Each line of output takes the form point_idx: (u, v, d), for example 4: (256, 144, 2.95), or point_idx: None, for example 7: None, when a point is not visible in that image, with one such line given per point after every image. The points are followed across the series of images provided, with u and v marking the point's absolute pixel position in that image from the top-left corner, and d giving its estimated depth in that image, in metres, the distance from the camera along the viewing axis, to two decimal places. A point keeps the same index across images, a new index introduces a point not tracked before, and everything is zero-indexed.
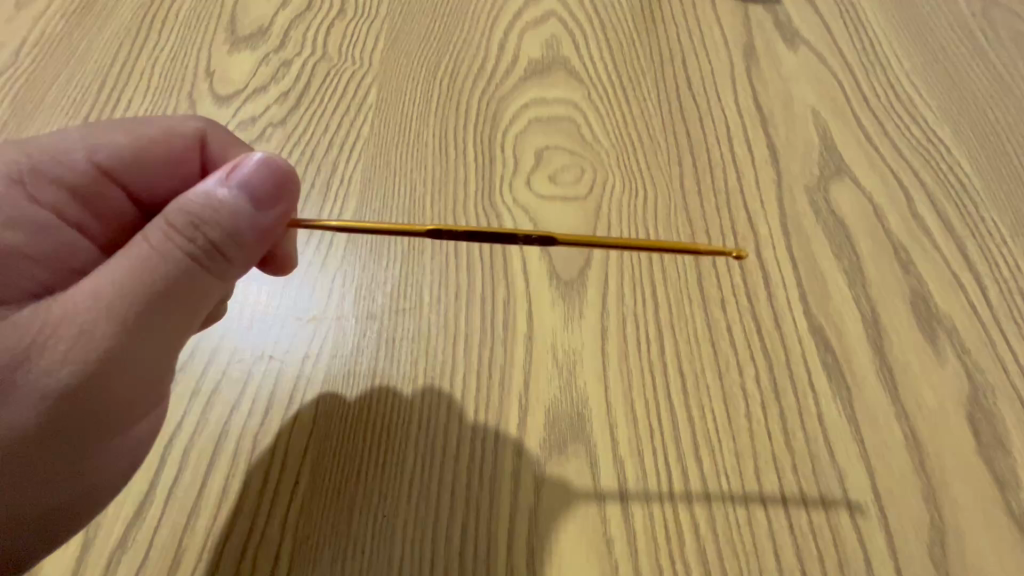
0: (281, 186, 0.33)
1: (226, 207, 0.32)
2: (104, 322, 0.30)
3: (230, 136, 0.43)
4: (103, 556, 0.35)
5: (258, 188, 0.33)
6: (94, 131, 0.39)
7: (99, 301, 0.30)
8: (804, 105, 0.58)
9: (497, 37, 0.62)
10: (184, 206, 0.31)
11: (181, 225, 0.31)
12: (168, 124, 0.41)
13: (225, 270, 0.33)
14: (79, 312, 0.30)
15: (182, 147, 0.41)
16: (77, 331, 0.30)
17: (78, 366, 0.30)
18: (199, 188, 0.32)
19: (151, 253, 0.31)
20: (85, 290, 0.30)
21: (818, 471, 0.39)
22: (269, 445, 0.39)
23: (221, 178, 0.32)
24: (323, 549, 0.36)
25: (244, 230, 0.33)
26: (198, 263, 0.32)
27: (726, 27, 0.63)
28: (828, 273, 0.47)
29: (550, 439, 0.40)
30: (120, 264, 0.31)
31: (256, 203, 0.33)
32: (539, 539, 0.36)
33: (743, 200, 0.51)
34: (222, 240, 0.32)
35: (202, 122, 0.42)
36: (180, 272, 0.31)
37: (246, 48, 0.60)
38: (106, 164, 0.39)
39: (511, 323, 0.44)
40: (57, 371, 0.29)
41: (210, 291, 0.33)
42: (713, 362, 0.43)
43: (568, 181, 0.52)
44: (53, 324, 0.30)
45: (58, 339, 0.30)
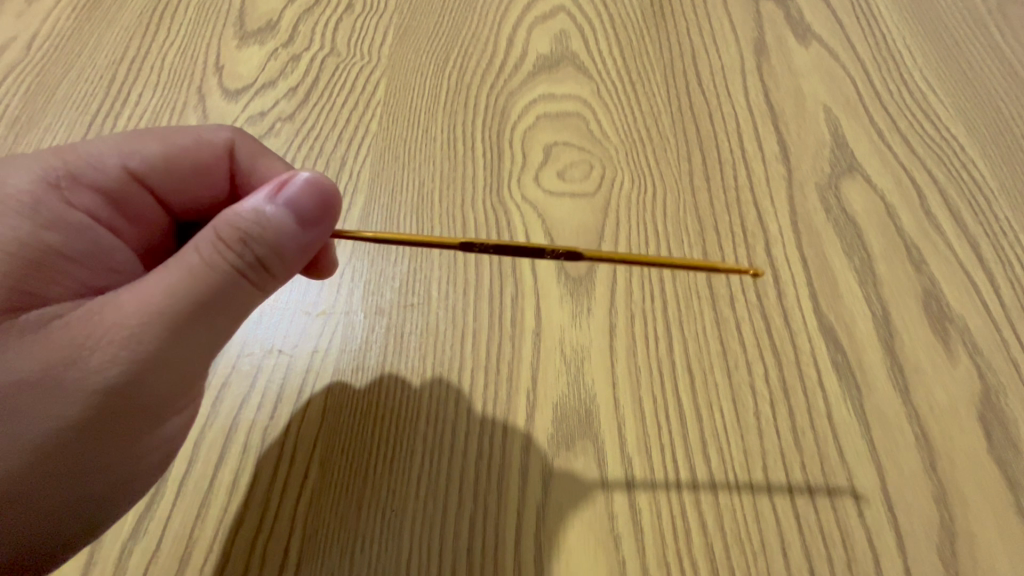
0: (326, 206, 0.34)
1: (273, 225, 0.32)
2: (151, 329, 0.30)
3: (257, 144, 0.44)
4: (115, 547, 0.36)
5: (304, 207, 0.33)
6: (128, 139, 0.39)
7: (147, 309, 0.30)
8: (815, 101, 0.57)
9: (506, 32, 0.62)
10: (231, 221, 0.32)
11: (229, 240, 0.31)
12: (199, 134, 0.42)
13: (267, 282, 0.33)
14: (129, 318, 0.30)
15: (210, 154, 0.42)
16: (125, 336, 0.30)
17: (125, 369, 0.30)
18: (247, 203, 0.32)
19: (200, 265, 0.31)
20: (133, 297, 0.31)
21: (827, 470, 0.39)
22: (278, 438, 0.39)
23: (268, 195, 0.32)
24: (332, 542, 0.36)
25: (290, 247, 0.33)
26: (244, 278, 0.32)
27: (736, 21, 0.63)
28: (838, 271, 0.47)
29: (558, 435, 0.40)
30: (169, 275, 0.31)
31: (302, 222, 0.33)
32: (547, 535, 0.36)
33: (753, 196, 0.51)
34: (267, 256, 0.32)
35: (230, 131, 0.43)
36: (226, 285, 0.32)
37: (255, 43, 0.60)
38: (137, 169, 0.39)
39: (520, 319, 0.44)
40: (105, 373, 0.30)
41: (252, 302, 0.34)
42: (721, 359, 0.42)
43: (577, 177, 0.52)
44: (102, 329, 0.30)
45: (106, 343, 0.30)
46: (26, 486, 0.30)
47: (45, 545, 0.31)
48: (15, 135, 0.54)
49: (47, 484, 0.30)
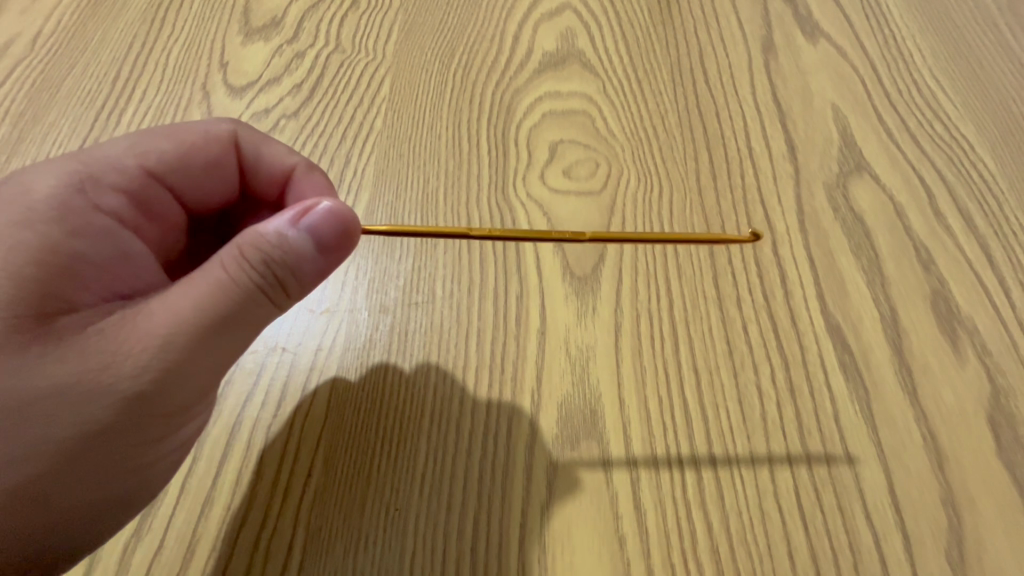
0: (346, 233, 0.34)
1: (295, 249, 0.33)
2: (178, 339, 0.31)
3: (260, 133, 0.43)
4: (119, 544, 0.36)
5: (325, 234, 0.33)
6: (139, 139, 0.39)
7: (174, 320, 0.31)
8: (823, 100, 0.57)
9: (511, 29, 0.61)
10: (256, 241, 0.32)
11: (252, 260, 0.32)
12: (203, 128, 0.41)
13: (286, 299, 0.34)
14: (158, 328, 0.31)
15: (219, 148, 0.41)
16: (154, 345, 0.31)
17: (155, 375, 0.31)
18: (271, 226, 0.32)
19: (222, 282, 0.32)
20: (162, 307, 0.32)
21: (834, 472, 0.39)
22: (282, 437, 0.39)
23: (292, 220, 0.33)
24: (335, 541, 0.36)
25: (309, 270, 0.34)
26: (265, 296, 0.33)
27: (743, 19, 0.62)
28: (846, 271, 0.46)
29: (563, 434, 0.39)
30: (194, 287, 0.32)
31: (322, 248, 0.33)
32: (551, 536, 0.36)
33: (760, 196, 0.50)
34: (286, 278, 0.33)
35: (231, 122, 0.43)
36: (248, 302, 0.32)
37: (260, 39, 0.60)
38: (155, 169, 0.39)
39: (525, 318, 0.43)
40: (135, 380, 0.31)
41: (272, 317, 0.35)
42: (728, 359, 0.42)
43: (583, 175, 0.51)
44: (132, 337, 0.31)
45: (136, 351, 0.31)
46: (36, 480, 0.30)
47: (52, 540, 0.32)
48: (20, 131, 0.54)
49: (54, 479, 0.31)
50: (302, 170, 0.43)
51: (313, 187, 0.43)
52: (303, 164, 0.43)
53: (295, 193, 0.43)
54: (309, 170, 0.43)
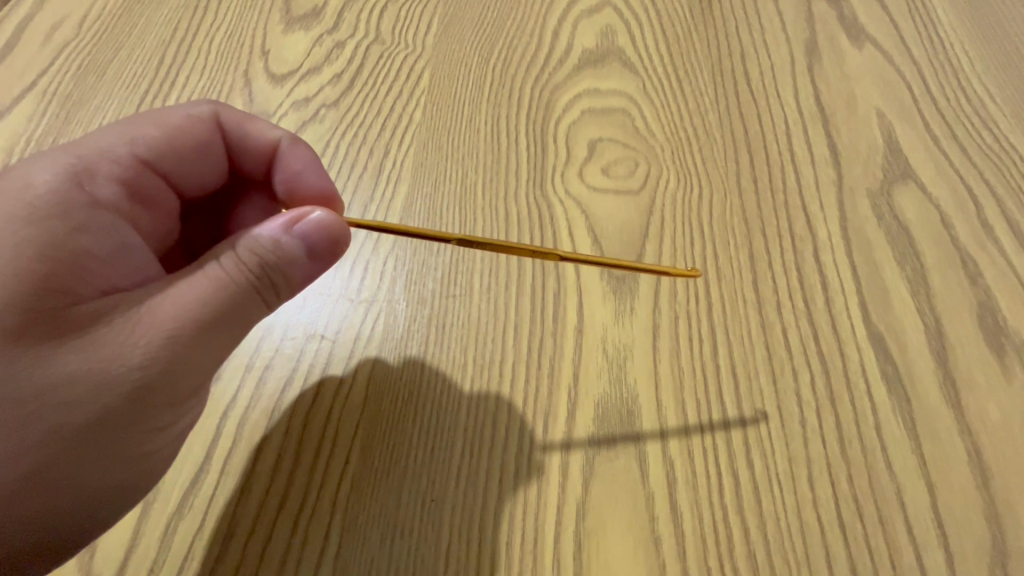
0: (335, 242, 0.36)
1: (287, 254, 0.35)
2: (186, 331, 0.32)
3: (241, 112, 0.44)
4: (161, 521, 0.36)
5: (315, 242, 0.35)
6: (127, 128, 0.40)
7: (178, 314, 0.32)
8: (867, 105, 0.56)
9: (551, 25, 0.61)
10: (252, 245, 0.34)
11: (247, 262, 0.34)
12: (185, 112, 0.42)
13: (279, 299, 0.36)
14: (165, 322, 0.32)
15: (204, 130, 0.42)
16: (162, 337, 0.32)
17: (164, 365, 0.32)
18: (265, 230, 0.34)
19: (218, 281, 0.33)
20: (164, 301, 0.33)
21: (875, 483, 0.38)
22: (321, 424, 0.39)
23: (285, 227, 0.35)
24: (373, 529, 0.36)
25: (300, 274, 0.35)
26: (259, 296, 0.35)
27: (787, 21, 0.61)
28: (890, 280, 0.46)
29: (600, 432, 0.39)
30: (193, 285, 0.33)
31: (313, 255, 0.35)
32: (587, 534, 0.36)
33: (801, 200, 0.50)
34: (278, 279, 0.35)
35: (211, 105, 0.43)
36: (243, 301, 0.34)
37: (301, 28, 0.61)
38: (146, 156, 0.40)
39: (562, 314, 0.43)
40: (144, 369, 0.32)
41: (268, 313, 0.36)
42: (767, 365, 0.42)
43: (621, 174, 0.51)
44: (140, 329, 0.32)
45: (143, 342, 0.32)
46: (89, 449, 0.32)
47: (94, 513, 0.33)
48: (66, 112, 0.55)
49: (110, 448, 0.32)
50: (287, 143, 0.43)
51: (299, 160, 0.43)
52: (287, 136, 0.43)
53: (281, 166, 0.44)
54: (293, 142, 0.43)
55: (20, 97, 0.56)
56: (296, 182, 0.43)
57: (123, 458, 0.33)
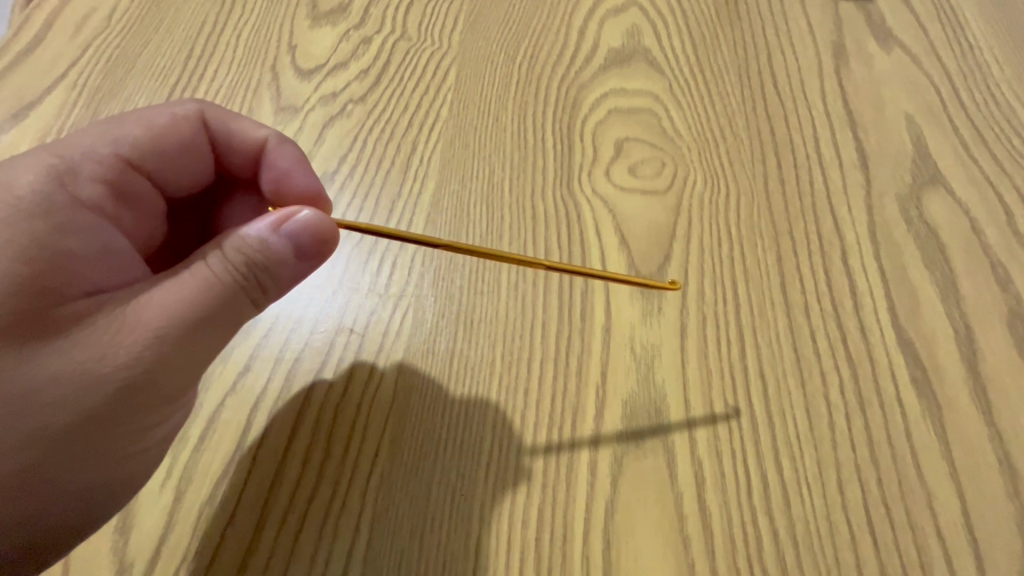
0: (323, 240, 0.36)
1: (274, 253, 0.35)
2: (173, 331, 0.33)
3: (226, 110, 0.44)
4: (193, 509, 0.37)
5: (302, 242, 0.35)
6: (111, 127, 0.40)
7: (166, 314, 0.33)
8: (895, 109, 0.55)
9: (577, 24, 0.61)
10: (239, 244, 0.34)
11: (235, 262, 0.34)
12: (169, 111, 0.42)
13: (268, 299, 0.36)
14: (153, 322, 0.32)
15: (189, 128, 0.42)
16: (149, 337, 0.32)
17: (153, 364, 0.33)
18: (252, 230, 0.34)
19: (205, 281, 0.33)
20: (150, 301, 0.33)
21: (905, 488, 0.38)
22: (350, 417, 0.40)
23: (272, 226, 0.35)
24: (402, 523, 0.36)
25: (288, 273, 0.36)
26: (247, 295, 0.35)
27: (814, 24, 0.61)
28: (919, 285, 0.45)
29: (628, 431, 0.39)
30: (180, 284, 0.33)
31: (301, 254, 0.35)
32: (616, 533, 0.36)
33: (828, 203, 0.49)
34: (266, 279, 0.35)
35: (197, 104, 0.43)
36: (231, 300, 0.34)
37: (327, 24, 0.61)
38: (130, 155, 0.40)
39: (589, 313, 0.43)
40: (132, 369, 0.32)
41: (257, 313, 0.36)
42: (795, 368, 0.42)
43: (648, 174, 0.51)
44: (127, 328, 0.32)
45: (130, 341, 0.32)
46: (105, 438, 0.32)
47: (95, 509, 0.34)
48: (96, 104, 0.56)
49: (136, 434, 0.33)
50: (274, 141, 0.44)
51: (286, 158, 0.44)
52: (274, 135, 0.44)
53: (268, 163, 0.44)
54: (280, 141, 0.44)
55: (50, 89, 0.57)
56: (284, 180, 0.44)
57: (124, 447, 0.34)
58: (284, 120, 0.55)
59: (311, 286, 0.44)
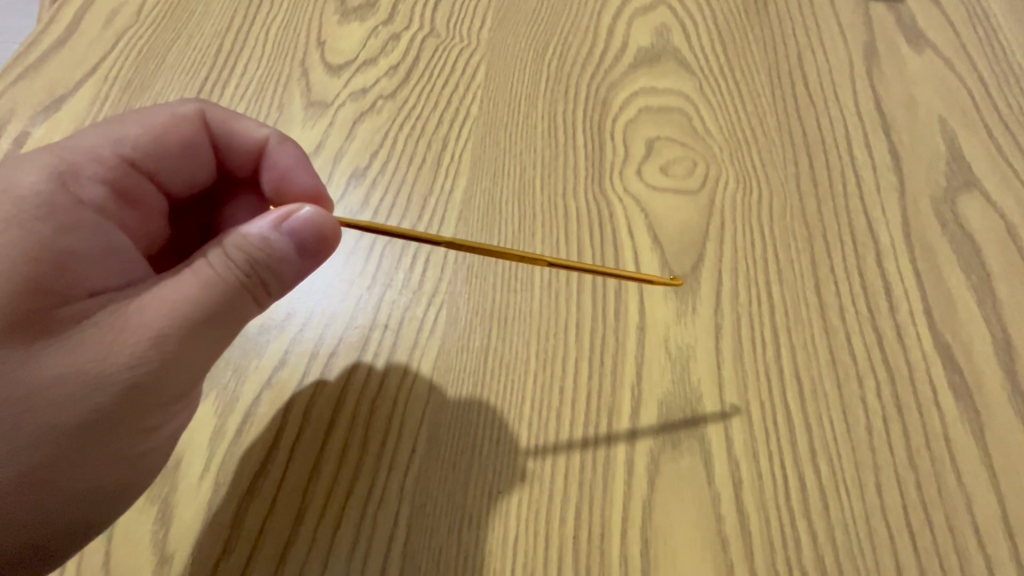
0: (324, 238, 0.36)
1: (276, 251, 0.35)
2: (174, 331, 0.33)
3: (227, 110, 0.44)
4: (232, 502, 0.37)
5: (304, 239, 0.35)
6: (112, 127, 0.41)
7: (167, 313, 0.33)
8: (928, 111, 0.55)
9: (606, 22, 0.61)
10: (240, 242, 0.34)
11: (236, 260, 0.34)
12: (170, 110, 0.42)
13: (271, 297, 0.36)
14: (154, 321, 0.33)
15: (190, 128, 0.43)
16: (150, 337, 0.32)
17: (155, 363, 0.33)
18: (253, 228, 0.34)
19: (208, 280, 0.34)
20: (152, 300, 0.33)
21: (944, 492, 0.38)
22: (387, 411, 0.40)
23: (273, 224, 0.35)
24: (440, 518, 0.36)
25: (290, 272, 0.35)
26: (249, 294, 0.35)
27: (844, 24, 0.61)
28: (955, 289, 0.45)
29: (664, 431, 0.39)
30: (183, 283, 0.34)
31: (302, 252, 0.35)
32: (654, 533, 0.36)
33: (862, 205, 0.49)
34: (268, 278, 0.35)
35: (198, 103, 0.44)
36: (233, 299, 0.34)
37: (356, 19, 0.61)
38: (132, 155, 0.41)
39: (623, 312, 0.43)
40: (135, 368, 0.32)
41: (260, 311, 0.36)
42: (832, 370, 0.41)
43: (680, 174, 0.51)
44: (128, 328, 0.33)
45: (131, 342, 0.32)
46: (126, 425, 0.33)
47: (97, 508, 0.34)
48: (128, 97, 0.56)
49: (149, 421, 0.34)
50: (275, 141, 0.44)
51: (287, 158, 0.44)
52: (275, 135, 0.44)
53: (269, 163, 0.44)
54: (281, 141, 0.44)
55: (81, 81, 0.57)
56: (285, 179, 0.44)
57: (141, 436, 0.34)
58: (315, 116, 0.55)
59: (346, 282, 0.44)
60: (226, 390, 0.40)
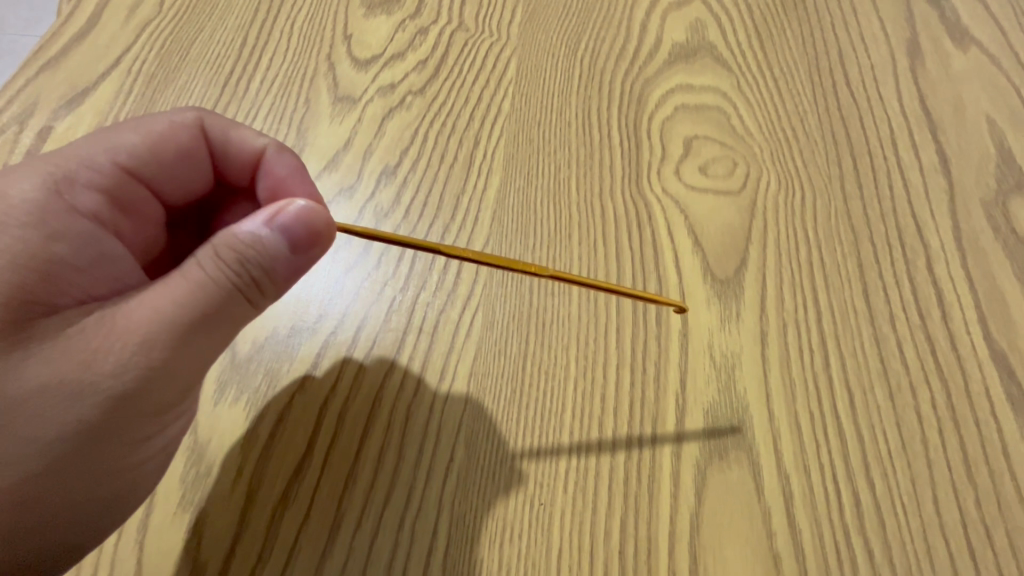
0: (318, 234, 0.33)
1: (267, 249, 0.33)
2: (163, 335, 0.31)
3: (226, 118, 0.43)
4: (264, 514, 0.36)
5: (297, 236, 0.33)
6: (108, 135, 0.39)
7: (157, 318, 0.31)
8: (976, 110, 0.53)
9: (639, 17, 0.59)
10: (230, 241, 0.32)
11: (225, 260, 0.32)
12: (168, 118, 0.41)
13: (266, 297, 0.34)
14: (143, 326, 0.31)
15: (187, 136, 0.41)
16: (138, 342, 0.31)
17: (141, 371, 0.31)
18: (244, 227, 0.32)
19: (197, 282, 0.32)
20: (140, 304, 0.32)
21: (1005, 508, 0.36)
22: (424, 419, 0.38)
23: (264, 221, 0.33)
24: (481, 531, 0.35)
25: (284, 270, 0.34)
26: (242, 295, 0.33)
27: (886, 20, 0.59)
28: (1011, 296, 0.43)
29: (710, 442, 0.38)
30: (171, 286, 0.32)
31: (296, 249, 0.33)
32: (703, 548, 0.35)
33: (911, 208, 0.47)
34: (261, 278, 0.33)
35: (196, 111, 0.42)
36: (225, 301, 0.33)
37: (383, 13, 0.60)
38: (127, 163, 0.39)
39: (665, 318, 0.42)
40: (120, 376, 0.31)
41: (255, 312, 0.34)
42: (884, 381, 0.40)
43: (719, 174, 0.49)
44: (117, 334, 0.31)
45: (120, 348, 0.31)
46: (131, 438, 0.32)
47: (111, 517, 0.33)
48: (152, 92, 0.55)
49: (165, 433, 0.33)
50: (272, 151, 0.43)
51: (283, 167, 0.42)
52: (272, 145, 0.43)
53: (265, 174, 0.43)
54: (279, 150, 0.43)
55: (104, 75, 0.56)
56: (281, 189, 0.42)
57: None
58: (342, 111, 0.53)
59: (378, 285, 0.43)
60: (257, 396, 0.39)
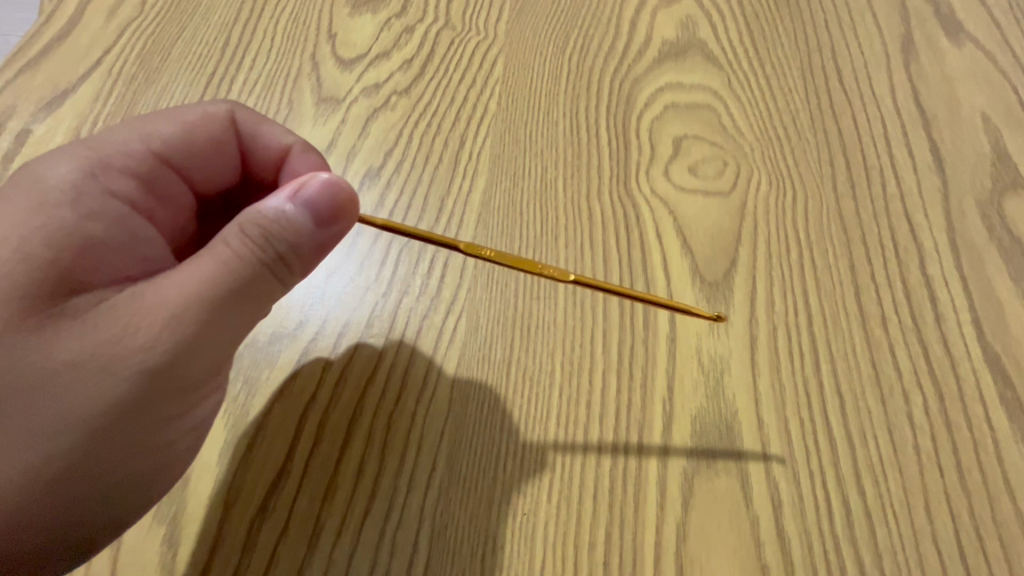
0: (341, 207, 0.33)
1: (292, 223, 0.32)
2: (193, 313, 0.31)
3: (256, 113, 0.43)
4: (242, 524, 0.35)
5: (321, 209, 0.32)
6: (143, 122, 0.39)
7: (186, 296, 0.31)
8: (970, 108, 0.52)
9: (629, 14, 0.58)
10: (255, 217, 0.32)
11: (252, 237, 0.32)
12: (202, 109, 0.41)
13: (292, 274, 0.34)
14: (173, 305, 0.30)
15: (220, 127, 0.41)
16: (169, 320, 0.30)
17: (170, 349, 0.30)
18: (268, 203, 0.32)
19: (224, 259, 0.31)
20: (169, 283, 0.31)
21: (998, 515, 0.35)
22: (405, 425, 0.38)
23: (287, 196, 0.32)
24: (463, 543, 0.34)
25: (309, 245, 0.33)
26: (269, 271, 0.32)
27: (879, 16, 0.58)
28: (1005, 298, 0.43)
29: (698, 449, 0.37)
30: (198, 263, 0.31)
31: (320, 223, 0.33)
32: (689, 557, 0.34)
33: (904, 208, 0.47)
34: (288, 254, 0.32)
35: (227, 104, 0.42)
36: (253, 278, 0.32)
37: (367, 11, 0.58)
38: (162, 150, 0.39)
39: (652, 322, 0.41)
40: (150, 354, 0.30)
41: (282, 290, 0.34)
42: (875, 386, 0.39)
43: (709, 175, 0.48)
44: (147, 313, 0.30)
45: (150, 327, 0.30)
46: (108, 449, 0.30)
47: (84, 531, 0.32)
48: (132, 93, 0.54)
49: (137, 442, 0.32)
50: (299, 149, 0.42)
51: (308, 167, 0.42)
52: (299, 143, 0.42)
53: (289, 172, 0.42)
54: (305, 149, 0.42)
55: (84, 77, 0.55)
56: None
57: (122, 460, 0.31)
58: (326, 112, 0.52)
59: (360, 289, 0.42)
60: (236, 404, 0.38)
